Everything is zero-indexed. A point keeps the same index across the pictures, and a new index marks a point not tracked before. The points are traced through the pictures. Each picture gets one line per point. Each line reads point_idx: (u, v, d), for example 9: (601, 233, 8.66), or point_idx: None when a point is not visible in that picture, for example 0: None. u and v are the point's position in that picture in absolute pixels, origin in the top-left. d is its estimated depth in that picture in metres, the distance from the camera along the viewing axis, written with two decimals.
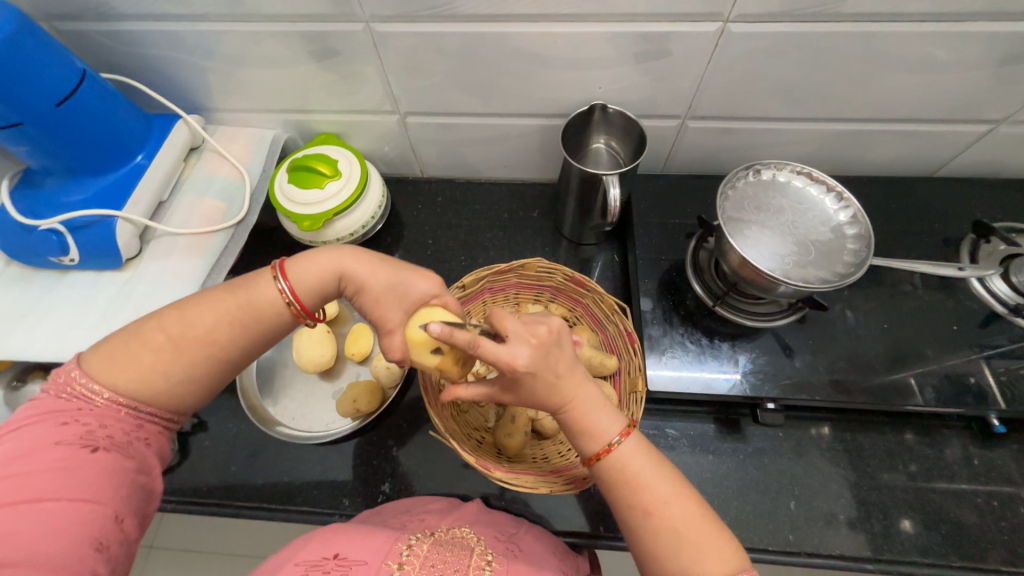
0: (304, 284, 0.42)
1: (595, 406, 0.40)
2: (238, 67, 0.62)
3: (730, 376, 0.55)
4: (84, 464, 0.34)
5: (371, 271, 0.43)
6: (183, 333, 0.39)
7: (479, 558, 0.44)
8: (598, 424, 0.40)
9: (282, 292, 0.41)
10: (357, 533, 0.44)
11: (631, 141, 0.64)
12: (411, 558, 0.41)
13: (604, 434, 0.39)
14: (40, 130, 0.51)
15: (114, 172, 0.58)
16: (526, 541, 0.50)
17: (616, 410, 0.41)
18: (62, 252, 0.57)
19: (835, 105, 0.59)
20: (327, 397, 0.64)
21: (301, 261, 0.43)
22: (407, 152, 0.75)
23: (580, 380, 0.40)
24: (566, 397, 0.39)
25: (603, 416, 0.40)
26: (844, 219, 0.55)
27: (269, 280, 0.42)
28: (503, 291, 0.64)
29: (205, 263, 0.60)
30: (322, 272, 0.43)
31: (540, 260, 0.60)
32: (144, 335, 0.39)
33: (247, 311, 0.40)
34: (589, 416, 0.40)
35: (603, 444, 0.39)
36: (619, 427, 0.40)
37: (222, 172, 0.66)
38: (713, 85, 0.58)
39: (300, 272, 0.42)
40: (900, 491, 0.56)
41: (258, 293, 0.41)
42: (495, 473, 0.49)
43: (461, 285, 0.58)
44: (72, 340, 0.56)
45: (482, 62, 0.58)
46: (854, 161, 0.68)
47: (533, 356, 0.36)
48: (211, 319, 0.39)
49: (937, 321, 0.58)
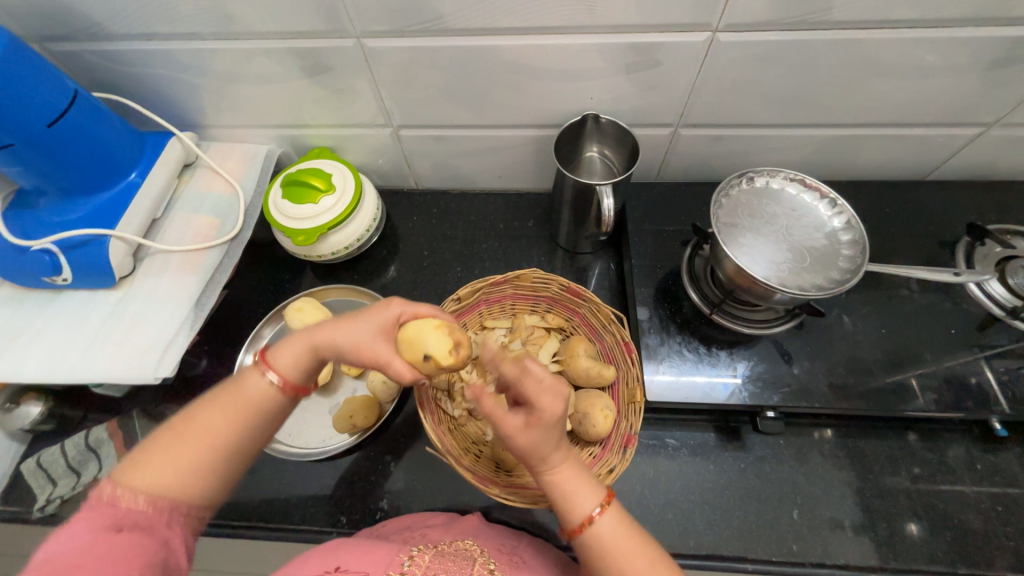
0: (290, 370, 0.41)
1: (577, 477, 0.40)
2: (230, 84, 0.62)
3: (731, 380, 0.55)
4: (109, 544, 0.33)
5: (342, 338, 0.41)
6: (184, 427, 0.38)
7: (481, 567, 0.44)
8: (578, 496, 0.40)
9: (274, 384, 0.40)
10: (359, 547, 0.44)
11: (624, 150, 0.63)
12: (412, 568, 0.42)
13: (583, 507, 0.39)
14: (31, 150, 0.50)
15: (106, 190, 0.58)
16: (528, 553, 0.49)
17: (593, 483, 0.41)
18: (54, 272, 0.56)
19: (826, 111, 0.59)
20: (323, 412, 0.63)
21: (281, 348, 0.41)
22: (401, 164, 0.75)
23: (565, 453, 0.41)
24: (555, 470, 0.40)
25: (581, 487, 0.40)
26: (838, 226, 0.53)
27: (255, 374, 0.40)
28: (499, 302, 0.63)
29: (200, 281, 0.60)
30: (303, 356, 0.42)
31: (535, 271, 0.60)
32: (150, 438, 0.38)
33: (241, 399, 0.39)
34: (569, 488, 0.40)
35: (582, 517, 0.39)
36: (598, 500, 0.40)
37: (216, 189, 0.66)
38: (704, 93, 0.58)
39: (280, 357, 0.41)
40: (904, 498, 0.55)
41: (248, 382, 0.40)
42: (492, 490, 0.50)
43: (456, 298, 0.57)
44: (65, 360, 0.55)
45: (474, 74, 0.58)
46: (847, 166, 0.68)
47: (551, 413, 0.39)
48: (212, 410, 0.39)
49: (935, 324, 0.58)
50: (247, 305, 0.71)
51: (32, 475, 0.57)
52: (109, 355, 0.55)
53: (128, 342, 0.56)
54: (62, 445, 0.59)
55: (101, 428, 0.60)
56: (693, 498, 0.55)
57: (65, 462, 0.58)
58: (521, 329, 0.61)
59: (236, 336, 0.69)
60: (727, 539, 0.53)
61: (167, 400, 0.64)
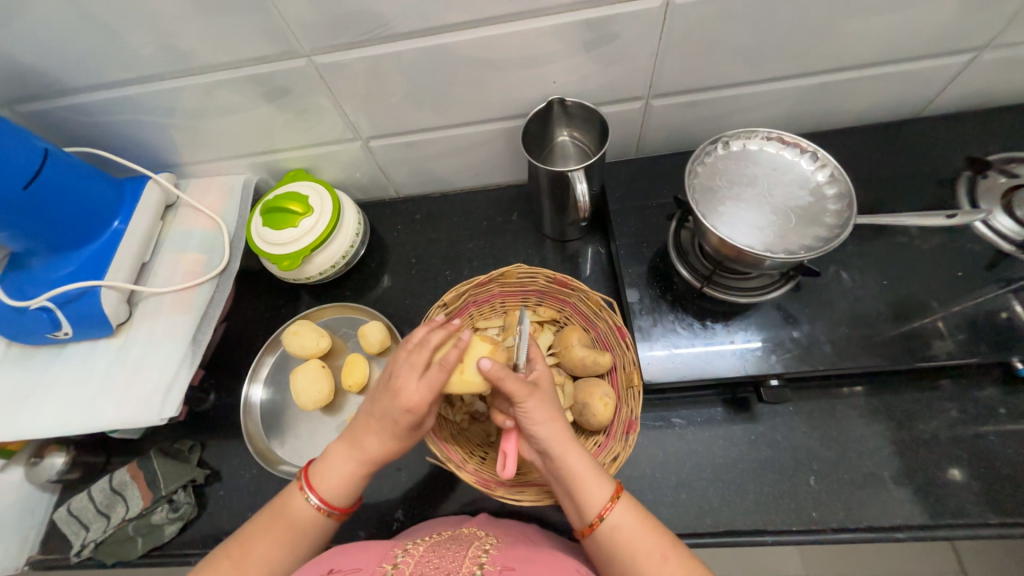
0: (334, 495, 0.46)
1: (589, 475, 0.44)
2: (195, 119, 0.62)
3: (750, 345, 0.54)
4: None
5: (374, 439, 0.46)
6: (241, 552, 0.43)
7: (476, 549, 0.44)
8: (593, 490, 0.43)
9: (317, 506, 0.46)
10: (351, 549, 0.44)
11: (594, 129, 0.62)
12: (406, 558, 0.41)
13: (598, 500, 0.43)
14: (14, 214, 0.52)
15: (93, 241, 0.59)
16: (537, 535, 0.51)
17: (604, 475, 0.44)
18: (54, 328, 0.57)
19: (800, 60, 0.56)
20: (330, 431, 0.64)
21: (322, 472, 0.46)
22: (378, 175, 0.75)
23: (580, 456, 0.44)
24: (571, 471, 0.44)
25: (595, 480, 0.44)
26: (822, 180, 0.50)
27: (301, 496, 0.46)
28: (489, 301, 0.62)
29: (193, 319, 0.61)
30: (342, 476, 0.46)
31: (519, 266, 0.59)
32: (211, 562, 0.43)
33: (291, 523, 0.45)
34: (584, 485, 0.43)
35: (597, 513, 0.42)
36: (609, 492, 0.43)
37: (198, 225, 0.67)
38: (669, 60, 0.56)
39: (326, 484, 0.46)
40: (926, 452, 0.53)
41: (295, 506, 0.45)
42: (498, 492, 0.50)
43: (443, 303, 0.57)
44: (76, 412, 0.56)
45: (430, 76, 0.57)
46: (833, 113, 0.65)
47: (548, 412, 0.45)
48: (266, 537, 0.44)
49: (942, 269, 0.55)
50: (246, 335, 0.72)
51: (66, 523, 0.60)
52: (116, 401, 0.56)
53: (134, 387, 0.57)
54: (90, 491, 0.61)
55: (123, 470, 0.61)
56: (705, 476, 0.54)
57: (94, 507, 0.60)
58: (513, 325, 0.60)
59: (239, 366, 0.70)
60: (744, 513, 0.52)
61: (182, 437, 0.66)
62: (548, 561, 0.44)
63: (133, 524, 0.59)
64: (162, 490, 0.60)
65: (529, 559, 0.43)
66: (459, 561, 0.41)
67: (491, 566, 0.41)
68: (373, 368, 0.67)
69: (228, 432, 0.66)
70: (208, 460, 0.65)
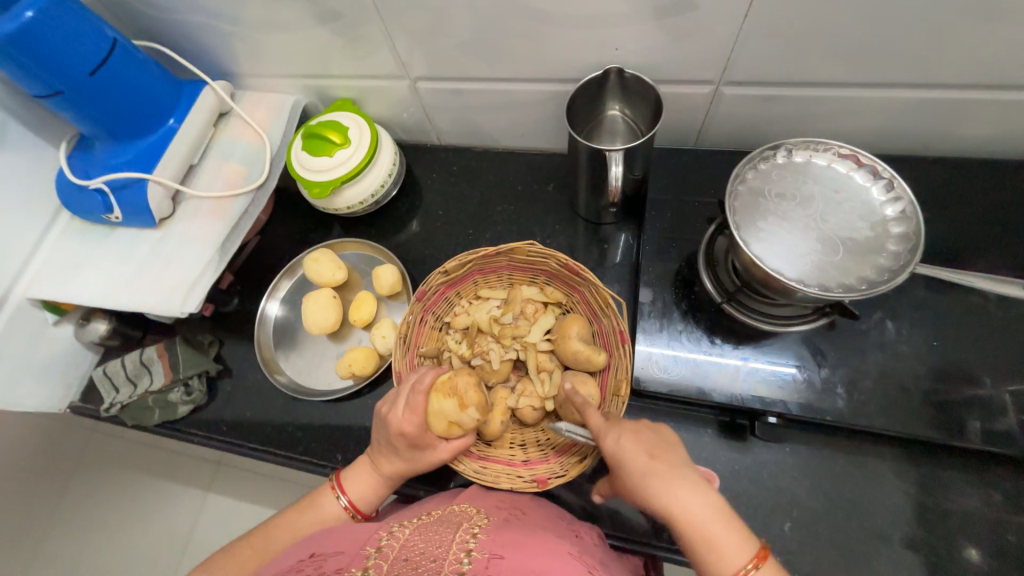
0: (359, 496, 0.51)
1: (720, 527, 0.36)
2: (254, 31, 0.62)
3: (807, 383, 0.48)
4: None
5: (389, 456, 0.50)
6: (261, 542, 0.48)
7: (463, 533, 0.40)
8: (722, 550, 0.36)
9: (344, 506, 0.51)
10: (339, 532, 0.43)
11: (649, 107, 0.56)
12: (391, 542, 0.39)
13: (733, 559, 0.35)
14: (79, 96, 0.55)
15: (149, 135, 0.63)
16: (535, 506, 0.49)
17: (744, 528, 0.36)
18: (107, 210, 0.63)
19: (916, 67, 0.47)
20: (332, 357, 0.68)
21: (352, 477, 0.52)
22: (422, 119, 0.73)
23: (708, 502, 0.37)
24: (693, 523, 0.36)
25: (727, 539, 0.35)
26: (890, 215, 0.44)
27: (332, 496, 0.51)
28: (496, 272, 0.63)
29: (225, 227, 0.64)
30: (368, 482, 0.51)
31: (531, 244, 0.57)
32: (233, 550, 0.48)
33: (318, 518, 0.50)
34: (711, 539, 0.36)
35: (731, 573, 0.35)
36: (752, 552, 0.35)
37: (246, 138, 0.69)
38: (751, 44, 0.49)
39: (352, 486, 0.51)
40: (926, 531, 0.49)
41: (325, 504, 0.51)
42: (460, 467, 0.52)
43: (444, 271, 0.57)
44: (116, 289, 0.62)
45: (487, 22, 0.53)
46: (939, 139, 0.55)
47: (643, 454, 0.40)
48: (287, 528, 0.49)
49: (1010, 343, 0.47)
50: (274, 252, 0.76)
51: (101, 380, 0.69)
52: (149, 288, 0.62)
53: (165, 278, 0.62)
54: (123, 359, 0.69)
55: (151, 348, 0.68)
56: None
57: (125, 374, 0.68)
58: (515, 302, 0.59)
59: (264, 279, 0.75)
60: None
61: (205, 331, 0.72)
62: (542, 545, 0.40)
63: (153, 397, 0.66)
64: (180, 374, 0.66)
65: (519, 543, 0.39)
66: (445, 546, 0.38)
67: (479, 554, 0.37)
68: (381, 308, 0.69)
69: (243, 336, 0.71)
70: (223, 357, 0.71)
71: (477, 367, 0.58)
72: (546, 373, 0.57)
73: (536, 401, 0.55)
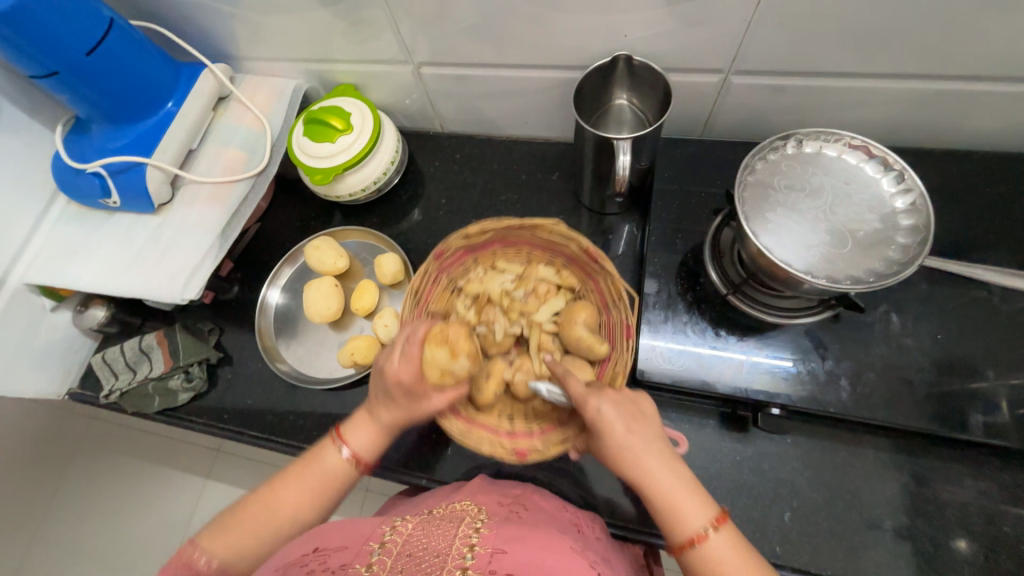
0: (361, 448, 0.47)
1: (681, 490, 0.38)
2: (255, 13, 0.61)
3: (810, 375, 0.49)
4: None
5: (385, 405, 0.48)
6: (268, 498, 0.43)
7: (466, 528, 0.40)
8: (682, 513, 0.37)
9: (346, 458, 0.46)
10: (343, 525, 0.44)
11: (656, 96, 0.56)
12: (394, 536, 0.40)
13: (691, 521, 0.36)
14: (76, 78, 0.54)
15: (147, 118, 0.62)
16: (535, 500, 0.50)
17: (705, 495, 0.38)
18: (105, 195, 0.62)
19: (928, 58, 0.47)
20: (334, 346, 0.68)
21: (354, 428, 0.48)
22: (426, 106, 0.72)
23: (672, 468, 0.39)
24: (656, 486, 0.38)
25: (688, 502, 0.37)
26: (900, 207, 0.44)
27: (334, 448, 0.47)
28: (516, 245, 0.62)
29: (225, 213, 0.64)
30: (373, 433, 0.48)
31: (555, 223, 0.54)
32: (241, 508, 0.43)
33: (320, 476, 0.45)
34: (674, 502, 0.37)
35: (689, 535, 0.36)
36: (710, 515, 0.37)
37: (246, 122, 0.68)
38: (763, 32, 0.48)
39: (354, 438, 0.47)
40: (924, 522, 0.49)
41: (327, 456, 0.46)
42: (448, 423, 0.49)
43: (466, 234, 0.56)
44: (115, 275, 0.62)
45: (494, 6, 0.52)
46: (948, 132, 0.55)
47: (622, 425, 0.40)
48: (293, 484, 0.44)
49: (1013, 337, 0.47)
50: (274, 240, 0.75)
51: (100, 367, 0.69)
52: (149, 274, 0.61)
53: (164, 264, 0.61)
54: (122, 346, 0.69)
55: (151, 336, 0.68)
56: None
57: (125, 361, 0.68)
58: (528, 279, 0.59)
59: (264, 267, 0.74)
60: None
61: (205, 318, 0.71)
62: (546, 540, 0.40)
63: (153, 384, 0.66)
64: (180, 361, 0.66)
65: (523, 539, 0.39)
66: (447, 540, 0.39)
67: (481, 549, 0.37)
68: (383, 298, 0.69)
69: (244, 324, 0.71)
70: (224, 345, 0.70)
71: (481, 336, 0.57)
72: (546, 353, 0.56)
73: (531, 376, 0.54)
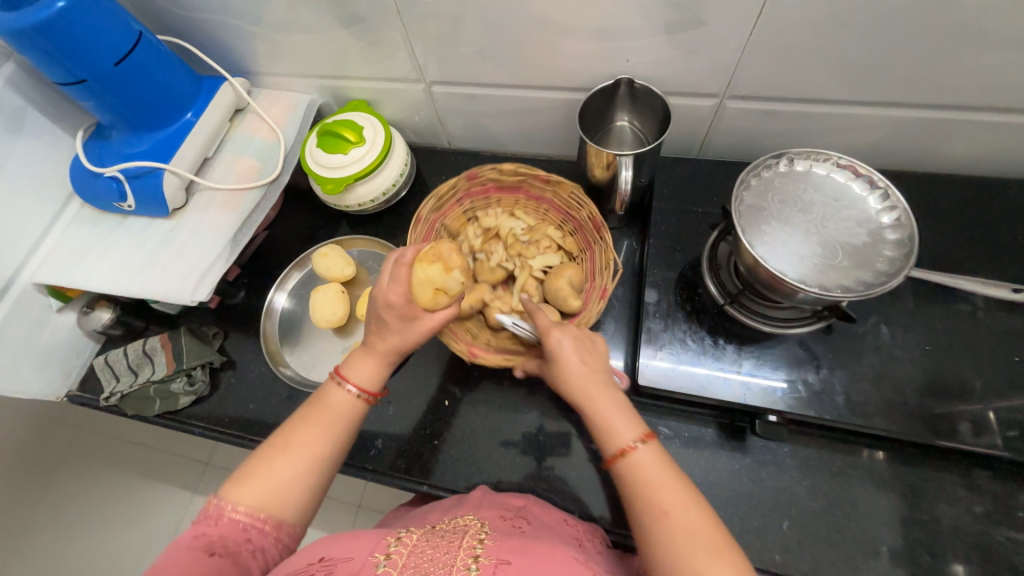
0: (362, 379, 0.47)
1: (617, 408, 0.41)
2: (277, 32, 0.64)
3: (804, 382, 0.50)
4: (202, 564, 0.36)
5: (381, 328, 0.48)
6: (284, 441, 0.42)
7: (470, 539, 0.41)
8: (615, 427, 0.41)
9: (352, 393, 0.45)
10: (346, 536, 0.41)
11: (656, 118, 0.59)
12: (399, 548, 0.39)
13: (623, 436, 0.40)
14: (102, 87, 0.56)
15: (166, 127, 0.64)
16: (535, 513, 0.50)
17: (637, 418, 0.41)
18: (121, 198, 0.63)
19: (907, 88, 0.50)
20: (337, 352, 0.69)
21: (351, 362, 0.47)
22: (435, 122, 0.75)
23: (607, 389, 0.43)
24: (592, 404, 0.42)
25: (620, 420, 0.41)
26: (886, 223, 0.46)
27: (336, 386, 0.46)
28: (538, 200, 0.66)
29: (237, 218, 0.65)
30: (374, 369, 0.47)
31: (574, 186, 0.59)
32: (260, 456, 0.42)
33: (329, 413, 0.44)
34: (608, 418, 0.41)
35: (620, 447, 0.40)
36: (638, 433, 0.40)
37: (261, 133, 0.71)
38: (756, 60, 0.51)
39: (355, 372, 0.47)
40: (919, 532, 0.50)
41: (332, 396, 0.45)
42: None
43: (498, 169, 0.62)
44: (125, 276, 0.63)
45: (504, 31, 0.56)
46: (929, 157, 0.58)
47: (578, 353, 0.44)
48: (307, 425, 0.43)
49: (997, 349, 0.49)
50: (282, 247, 0.77)
51: (101, 369, 0.69)
52: (159, 275, 0.62)
53: (175, 266, 0.63)
54: (125, 349, 0.69)
55: (156, 339, 0.68)
56: None
57: (127, 363, 0.68)
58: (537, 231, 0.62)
59: (271, 273, 0.75)
60: None
61: (210, 323, 0.72)
62: (551, 553, 0.40)
63: (154, 387, 0.66)
64: (183, 364, 0.66)
65: (527, 550, 0.40)
66: (452, 552, 0.39)
67: (486, 560, 0.38)
68: None
69: (248, 329, 0.72)
70: (227, 349, 0.71)
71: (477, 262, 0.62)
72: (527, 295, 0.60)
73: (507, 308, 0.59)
